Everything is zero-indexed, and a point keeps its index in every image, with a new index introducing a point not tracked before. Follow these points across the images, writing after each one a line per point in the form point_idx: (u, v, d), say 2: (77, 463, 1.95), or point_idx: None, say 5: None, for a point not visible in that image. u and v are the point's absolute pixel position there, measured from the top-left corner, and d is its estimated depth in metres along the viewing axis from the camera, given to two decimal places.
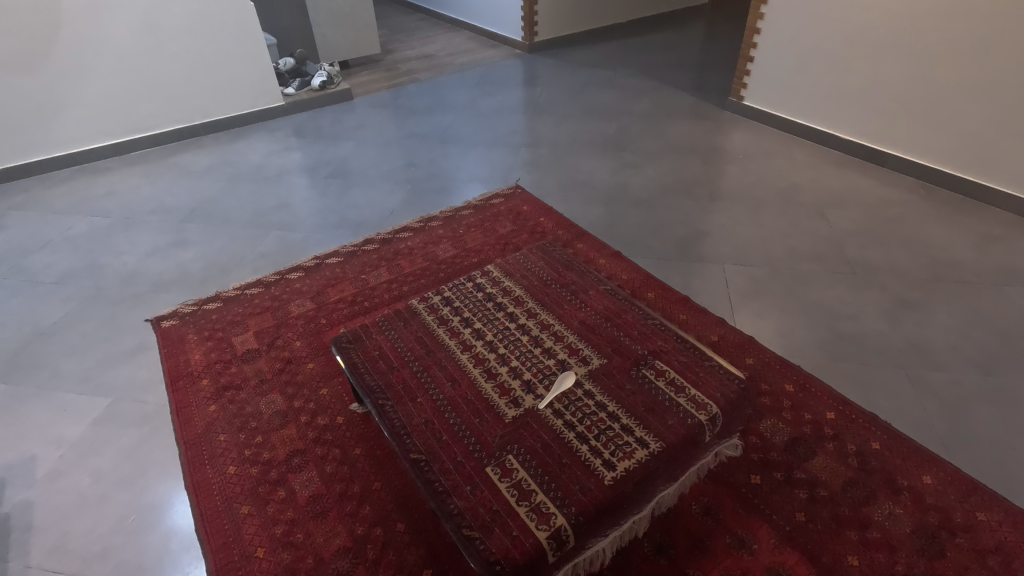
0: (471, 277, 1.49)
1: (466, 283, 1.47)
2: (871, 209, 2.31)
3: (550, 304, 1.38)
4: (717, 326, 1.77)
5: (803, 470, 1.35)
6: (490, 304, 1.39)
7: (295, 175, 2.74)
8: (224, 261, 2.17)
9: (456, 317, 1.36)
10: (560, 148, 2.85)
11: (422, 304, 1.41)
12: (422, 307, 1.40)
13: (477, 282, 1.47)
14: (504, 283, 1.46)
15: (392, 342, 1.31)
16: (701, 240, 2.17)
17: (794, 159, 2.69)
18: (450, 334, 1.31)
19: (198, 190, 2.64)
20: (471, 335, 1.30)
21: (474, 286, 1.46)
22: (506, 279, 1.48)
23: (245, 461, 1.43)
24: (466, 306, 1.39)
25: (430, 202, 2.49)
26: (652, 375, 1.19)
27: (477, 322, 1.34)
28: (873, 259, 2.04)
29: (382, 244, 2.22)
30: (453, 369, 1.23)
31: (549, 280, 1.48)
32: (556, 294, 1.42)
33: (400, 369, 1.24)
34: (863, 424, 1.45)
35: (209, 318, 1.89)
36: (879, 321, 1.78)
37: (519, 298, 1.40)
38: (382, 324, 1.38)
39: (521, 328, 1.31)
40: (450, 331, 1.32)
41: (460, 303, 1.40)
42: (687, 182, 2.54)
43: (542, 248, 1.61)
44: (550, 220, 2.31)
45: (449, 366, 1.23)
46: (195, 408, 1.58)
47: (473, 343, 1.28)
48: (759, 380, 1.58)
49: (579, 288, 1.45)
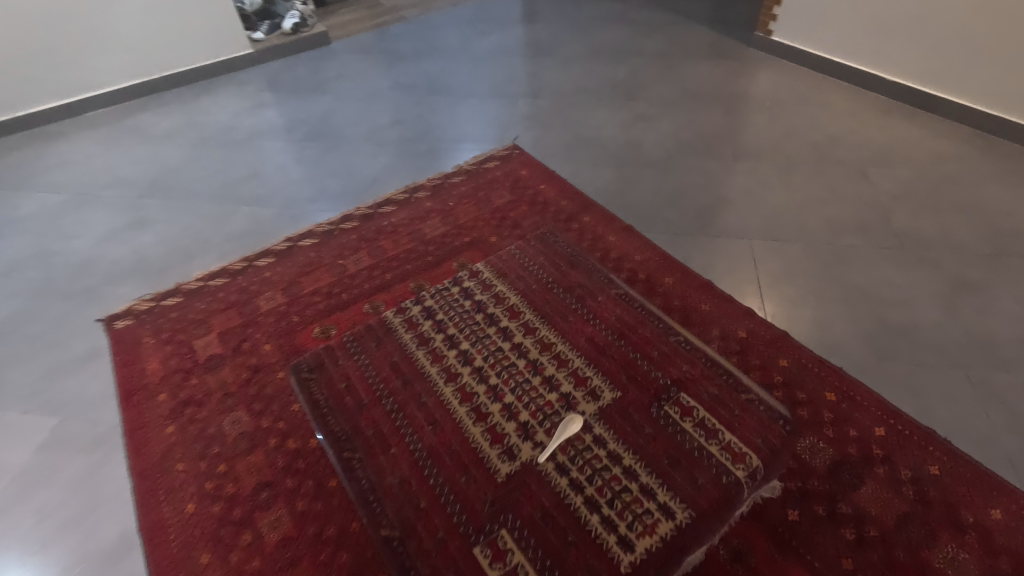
0: (457, 279, 1.27)
1: (451, 289, 1.24)
2: (919, 166, 2.01)
3: (552, 317, 1.17)
4: (745, 318, 1.53)
5: (849, 503, 1.16)
6: (480, 318, 1.17)
7: (268, 138, 2.44)
8: (187, 245, 1.93)
9: (439, 335, 1.15)
10: (563, 99, 2.51)
11: (398, 319, 1.19)
12: (398, 323, 1.18)
13: (465, 287, 1.25)
14: (496, 288, 1.24)
15: (362, 371, 1.10)
16: (724, 209, 1.90)
17: (830, 106, 2.35)
18: (432, 358, 1.10)
19: (158, 158, 2.36)
20: (457, 360, 1.09)
21: (460, 292, 1.24)
22: (499, 283, 1.26)
23: (206, 497, 1.26)
24: (451, 320, 1.17)
25: (417, 166, 2.20)
26: (676, 414, 0.98)
27: (464, 342, 1.13)
28: (925, 230, 1.77)
29: (362, 221, 1.96)
30: (434, 408, 1.02)
31: (552, 283, 1.26)
32: (558, 303, 1.20)
33: (370, 410, 1.03)
34: (918, 442, 1.25)
35: (168, 317, 1.67)
36: (933, 309, 1.54)
37: (514, 310, 1.19)
38: (350, 344, 1.17)
39: (516, 350, 1.10)
40: (432, 354, 1.11)
41: (445, 317, 1.18)
42: (707, 138, 2.22)
43: (542, 241, 1.40)
44: (552, 187, 2.03)
45: (429, 404, 1.03)
46: (152, 429, 1.40)
47: (459, 371, 1.07)
48: (795, 387, 1.37)
49: (586, 292, 1.23)
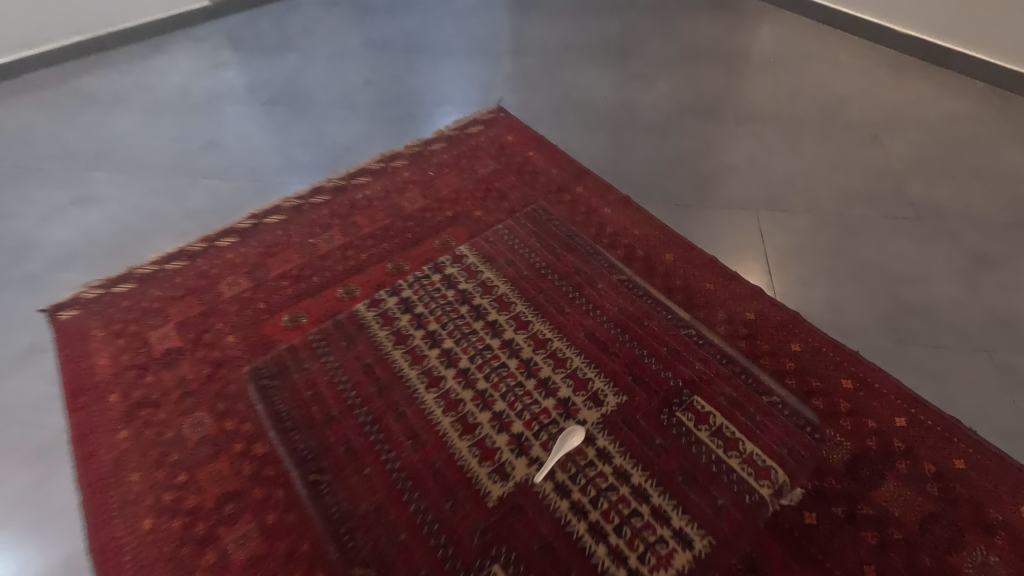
0: (452, 286, 1.46)
1: (446, 294, 1.43)
2: (934, 128, 1.88)
3: (553, 317, 1.36)
4: (753, 299, 1.41)
5: (869, 503, 1.07)
6: (473, 333, 1.35)
7: (228, 102, 2.23)
8: (140, 224, 1.75)
9: (433, 354, 1.32)
10: (551, 57, 2.31)
11: (388, 336, 1.36)
12: (388, 339, 1.36)
13: (463, 292, 1.44)
14: (495, 290, 1.43)
15: (341, 394, 1.27)
16: (727, 178, 1.76)
17: (838, 63, 2.19)
18: (427, 377, 1.27)
19: (106, 126, 2.14)
20: (453, 378, 1.27)
21: (456, 301, 1.42)
22: (499, 285, 1.44)
23: (164, 511, 1.14)
24: (446, 332, 1.36)
25: (394, 133, 2.02)
26: (690, 424, 1.17)
27: (461, 358, 1.30)
28: (941, 198, 1.65)
29: (334, 195, 1.79)
30: (421, 428, 1.19)
31: (556, 276, 1.46)
32: (572, 305, 1.39)
33: (353, 435, 1.20)
34: (942, 434, 1.16)
35: (119, 307, 1.51)
36: (952, 286, 1.43)
37: (518, 317, 1.37)
38: (331, 366, 1.33)
39: (504, 359, 1.29)
40: (425, 372, 1.28)
41: (440, 332, 1.36)
42: (707, 99, 2.06)
43: (542, 228, 1.59)
44: (541, 154, 1.86)
45: (417, 426, 1.20)
46: (103, 435, 1.26)
47: (450, 387, 1.25)
48: (808, 375, 1.26)
49: (595, 297, 1.40)
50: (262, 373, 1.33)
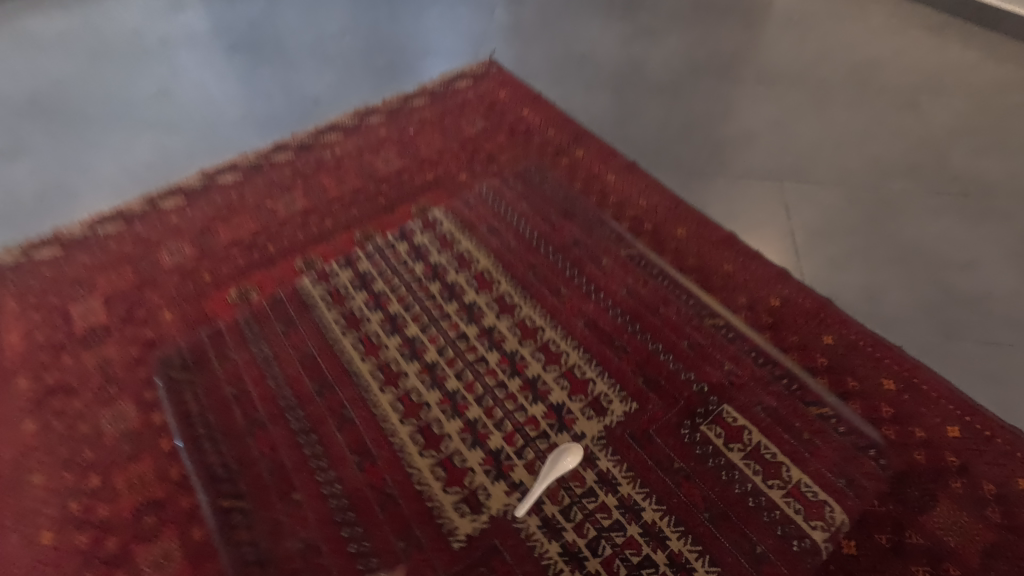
0: (421, 265, 1.25)
1: (412, 274, 1.23)
2: (979, 95, 1.67)
3: (546, 304, 1.17)
4: (779, 283, 1.21)
5: (920, 532, 0.90)
6: (449, 322, 1.15)
7: (185, 46, 1.97)
8: (72, 180, 1.51)
9: (402, 346, 1.12)
10: (551, 6, 2.06)
11: (339, 322, 1.16)
12: (341, 326, 1.16)
13: (435, 269, 1.24)
14: (473, 266, 1.24)
15: (274, 394, 1.07)
16: (747, 144, 1.55)
17: (871, 20, 1.96)
18: (387, 376, 1.08)
19: (43, 70, 1.88)
20: (418, 378, 1.08)
21: (427, 282, 1.22)
22: (478, 261, 1.24)
23: (69, 524, 0.94)
24: (414, 319, 1.16)
25: (371, 86, 1.78)
26: (721, 444, 0.99)
27: (428, 353, 1.11)
28: (990, 172, 1.45)
29: (298, 153, 1.56)
30: (378, 440, 1.01)
31: (557, 255, 1.25)
32: (572, 287, 1.19)
33: (291, 448, 1.01)
34: (1004, 448, 0.97)
35: (38, 275, 1.29)
36: (1006, 273, 1.24)
37: (501, 300, 1.18)
38: (263, 359, 1.12)
39: (479, 357, 1.10)
40: (384, 369, 1.09)
41: (405, 320, 1.16)
42: (725, 57, 1.83)
43: (535, 195, 1.38)
44: (536, 113, 1.63)
45: (372, 437, 1.02)
46: (4, 428, 1.05)
47: (413, 390, 1.07)
48: (843, 374, 1.07)
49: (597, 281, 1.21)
50: (173, 366, 1.12)
